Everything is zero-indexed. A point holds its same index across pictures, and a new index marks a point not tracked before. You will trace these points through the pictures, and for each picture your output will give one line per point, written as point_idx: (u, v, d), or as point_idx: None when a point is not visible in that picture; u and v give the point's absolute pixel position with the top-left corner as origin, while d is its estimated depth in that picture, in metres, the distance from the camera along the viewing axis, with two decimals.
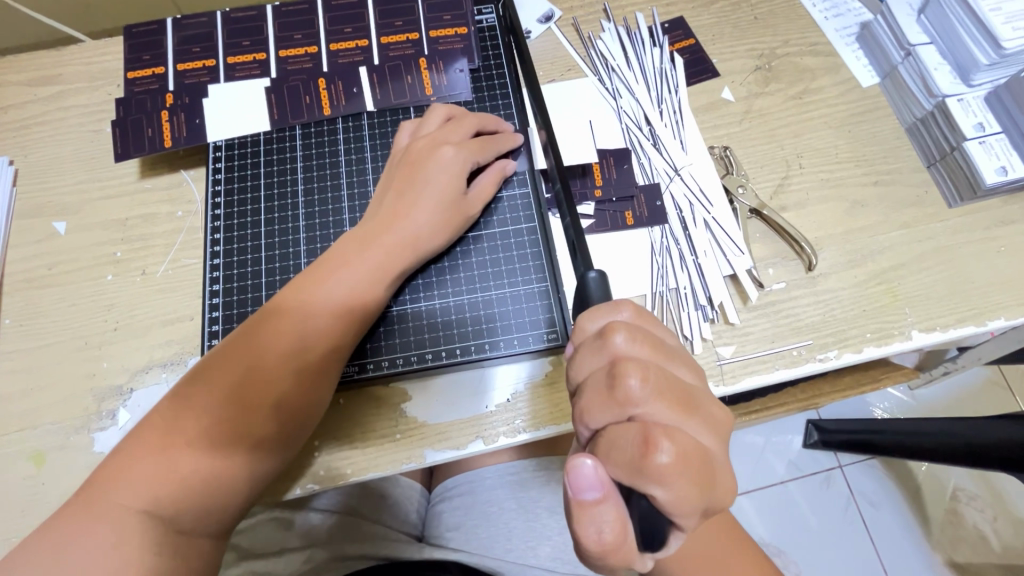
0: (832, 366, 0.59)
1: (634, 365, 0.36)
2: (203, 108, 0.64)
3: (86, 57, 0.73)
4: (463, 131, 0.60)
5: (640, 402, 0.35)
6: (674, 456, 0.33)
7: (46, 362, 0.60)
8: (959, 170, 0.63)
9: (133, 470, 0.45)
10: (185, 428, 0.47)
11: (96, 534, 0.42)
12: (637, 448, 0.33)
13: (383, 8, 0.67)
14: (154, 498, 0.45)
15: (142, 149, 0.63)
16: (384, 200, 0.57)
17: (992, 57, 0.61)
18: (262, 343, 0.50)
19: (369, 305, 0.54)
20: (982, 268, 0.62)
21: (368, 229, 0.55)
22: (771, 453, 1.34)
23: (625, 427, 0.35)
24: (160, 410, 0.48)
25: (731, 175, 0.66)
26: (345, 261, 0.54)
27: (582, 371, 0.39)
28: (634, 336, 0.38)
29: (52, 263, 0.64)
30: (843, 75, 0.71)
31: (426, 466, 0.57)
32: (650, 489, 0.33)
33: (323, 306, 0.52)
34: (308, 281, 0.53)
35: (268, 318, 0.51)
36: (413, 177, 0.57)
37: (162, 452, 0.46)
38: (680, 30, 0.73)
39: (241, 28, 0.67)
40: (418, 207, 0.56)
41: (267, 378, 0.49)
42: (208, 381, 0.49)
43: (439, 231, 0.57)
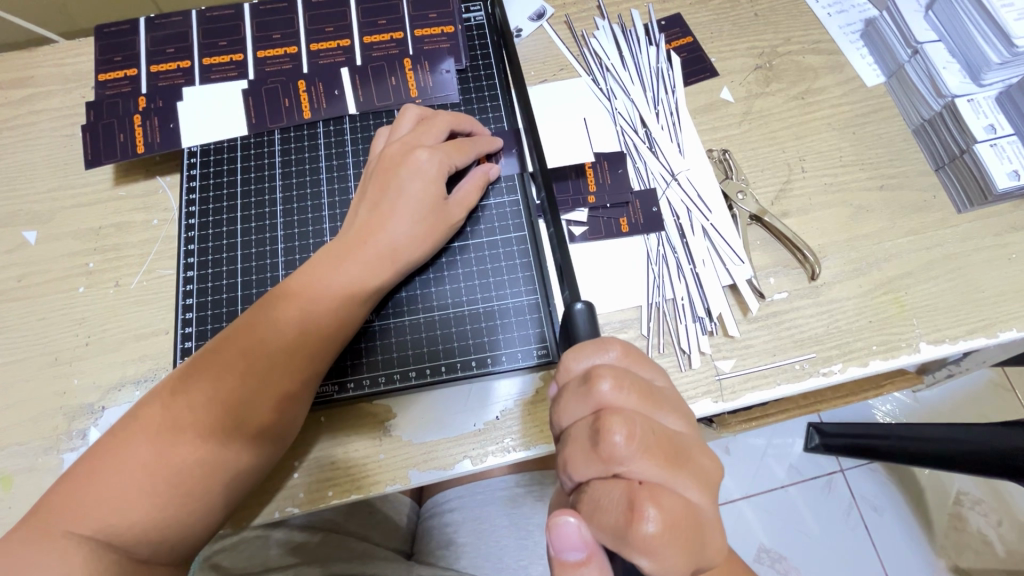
0: (836, 380, 0.56)
1: (619, 420, 0.34)
2: (177, 112, 0.61)
3: (59, 58, 0.70)
4: (437, 133, 0.57)
5: (625, 460, 0.33)
6: (660, 522, 0.31)
7: (14, 379, 0.58)
8: (969, 174, 0.60)
9: (90, 492, 0.43)
10: (148, 449, 0.44)
11: (42, 563, 0.40)
12: (621, 512, 0.32)
13: (366, 7, 0.65)
14: (112, 522, 0.42)
15: (113, 155, 0.60)
16: (360, 210, 0.54)
17: (1003, 55, 0.58)
18: (232, 362, 0.48)
19: (343, 319, 0.51)
20: (992, 277, 0.59)
21: (345, 240, 0.53)
22: (772, 457, 1.32)
23: (608, 487, 0.33)
24: (123, 428, 0.46)
25: (730, 180, 0.63)
26: (319, 277, 0.51)
27: (566, 419, 0.37)
28: (620, 383, 0.36)
29: (22, 275, 0.61)
30: (847, 74, 0.68)
31: (412, 487, 0.54)
32: (636, 558, 0.31)
33: (299, 323, 0.50)
34: (282, 296, 0.51)
35: (236, 336, 0.49)
36: (387, 188, 0.54)
37: (121, 473, 0.43)
38: (677, 28, 0.70)
39: (217, 27, 0.64)
40: (394, 218, 0.53)
41: (234, 399, 0.47)
42: (174, 400, 0.46)
43: (419, 240, 0.54)
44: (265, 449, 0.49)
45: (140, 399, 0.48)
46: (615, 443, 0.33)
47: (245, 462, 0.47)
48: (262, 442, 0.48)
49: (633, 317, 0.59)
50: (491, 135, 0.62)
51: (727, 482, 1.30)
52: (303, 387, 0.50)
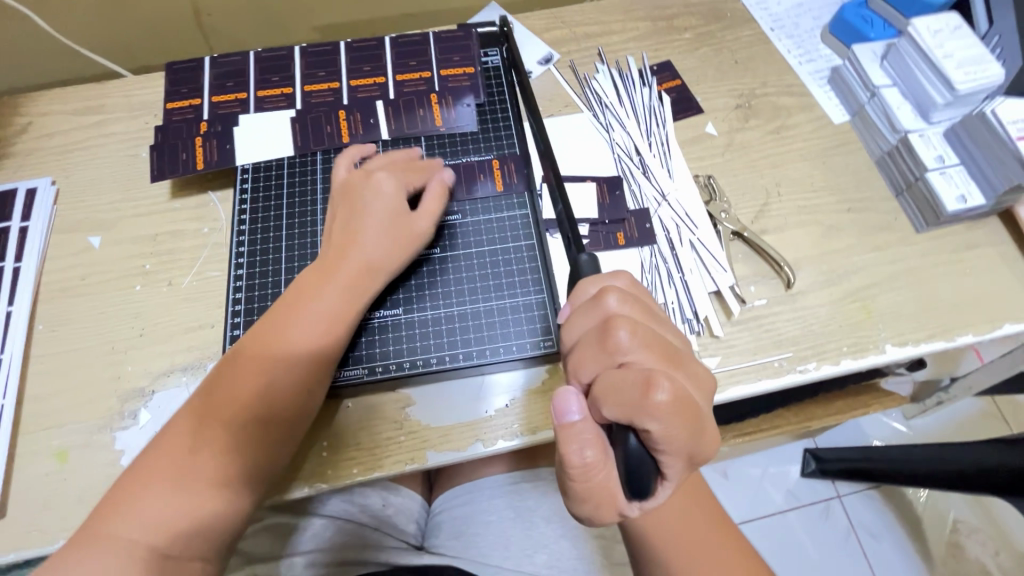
0: (811, 377, 0.63)
1: (626, 320, 0.39)
2: (233, 136, 0.71)
3: (127, 91, 0.81)
4: (393, 162, 0.65)
5: (629, 351, 0.38)
6: (670, 398, 0.35)
7: (74, 365, 0.64)
8: (924, 199, 0.69)
9: (125, 505, 0.49)
10: (170, 465, 0.51)
11: (92, 565, 0.46)
12: (637, 387, 0.35)
13: (399, 50, 0.75)
14: (148, 526, 0.48)
15: (176, 171, 0.69)
16: (336, 236, 0.61)
17: (947, 97, 0.68)
18: (230, 381, 0.54)
19: (327, 327, 0.57)
20: (949, 289, 0.67)
21: (328, 263, 0.60)
22: (768, 483, 1.35)
23: (618, 371, 0.37)
24: (148, 453, 0.52)
25: (714, 202, 0.71)
26: (303, 295, 0.58)
27: (576, 330, 0.41)
28: (627, 298, 0.41)
29: (85, 275, 0.69)
30: (817, 113, 0.78)
31: (428, 468, 0.60)
32: (646, 425, 0.35)
33: (282, 335, 0.56)
34: (269, 316, 0.58)
35: (229, 358, 0.56)
36: (353, 215, 0.61)
37: (151, 489, 0.50)
38: (667, 72, 0.81)
39: (271, 65, 0.74)
40: (366, 237, 0.60)
41: (237, 406, 0.53)
42: (188, 420, 0.53)
43: (391, 252, 0.61)
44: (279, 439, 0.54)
45: (160, 429, 0.54)
46: (621, 337, 0.38)
47: (259, 461, 0.53)
48: (274, 437, 0.54)
49: None
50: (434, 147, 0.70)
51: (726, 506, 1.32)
52: (297, 384, 0.55)
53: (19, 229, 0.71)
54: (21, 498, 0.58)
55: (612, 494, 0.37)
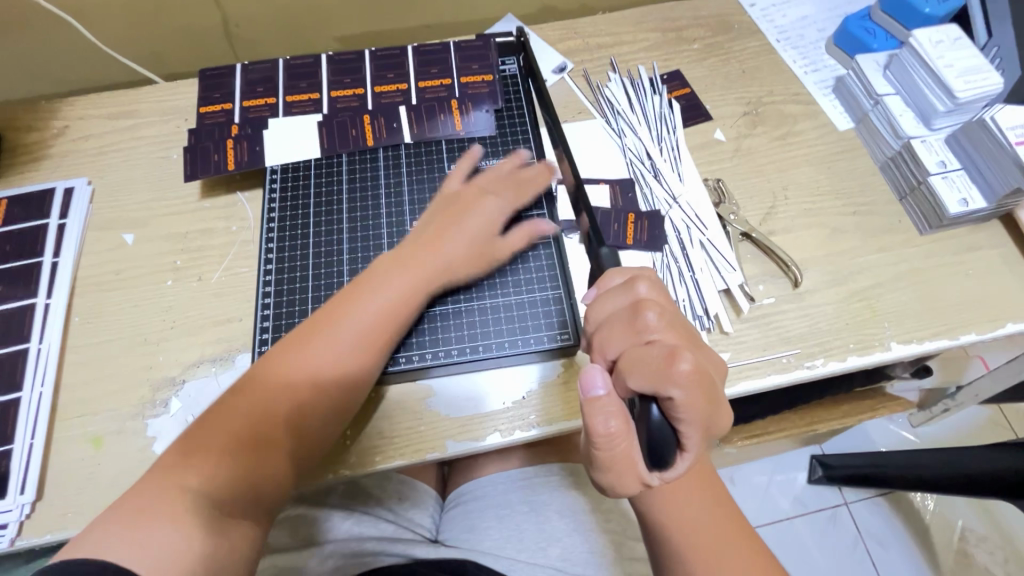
0: (819, 373, 0.65)
1: (651, 304, 0.42)
2: (263, 138, 0.74)
3: (159, 96, 0.84)
4: (490, 179, 0.70)
5: (655, 330, 0.41)
6: (693, 370, 0.38)
7: (108, 356, 0.67)
8: (927, 202, 0.71)
9: (196, 459, 0.49)
10: (236, 430, 0.51)
11: (150, 515, 0.44)
12: (660, 359, 0.38)
13: (421, 59, 0.79)
14: (212, 481, 0.48)
15: (208, 171, 0.72)
16: (424, 231, 0.65)
17: (948, 105, 0.71)
18: (305, 356, 0.56)
19: (401, 320, 0.61)
20: (952, 289, 0.69)
21: (410, 252, 0.63)
22: (775, 490, 1.36)
23: (642, 347, 0.40)
24: (211, 417, 0.52)
25: (723, 204, 0.74)
26: (379, 279, 0.61)
27: (602, 313, 0.44)
28: (656, 286, 0.44)
29: (119, 270, 0.72)
30: (822, 120, 0.81)
31: (447, 457, 0.62)
32: (669, 393, 0.37)
33: (369, 320, 0.59)
34: (352, 294, 0.60)
35: (316, 330, 0.58)
36: (456, 220, 0.66)
37: (218, 448, 0.50)
38: (677, 80, 0.84)
39: (299, 72, 0.77)
40: (452, 240, 0.64)
41: (315, 383, 0.56)
42: (258, 389, 0.54)
43: (471, 261, 0.65)
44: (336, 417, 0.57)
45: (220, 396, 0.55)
46: (648, 318, 0.41)
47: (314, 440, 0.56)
48: (332, 414, 0.57)
49: None
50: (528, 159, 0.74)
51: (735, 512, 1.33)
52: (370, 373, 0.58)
53: (57, 226, 0.73)
54: (58, 481, 0.60)
55: (630, 461, 0.40)
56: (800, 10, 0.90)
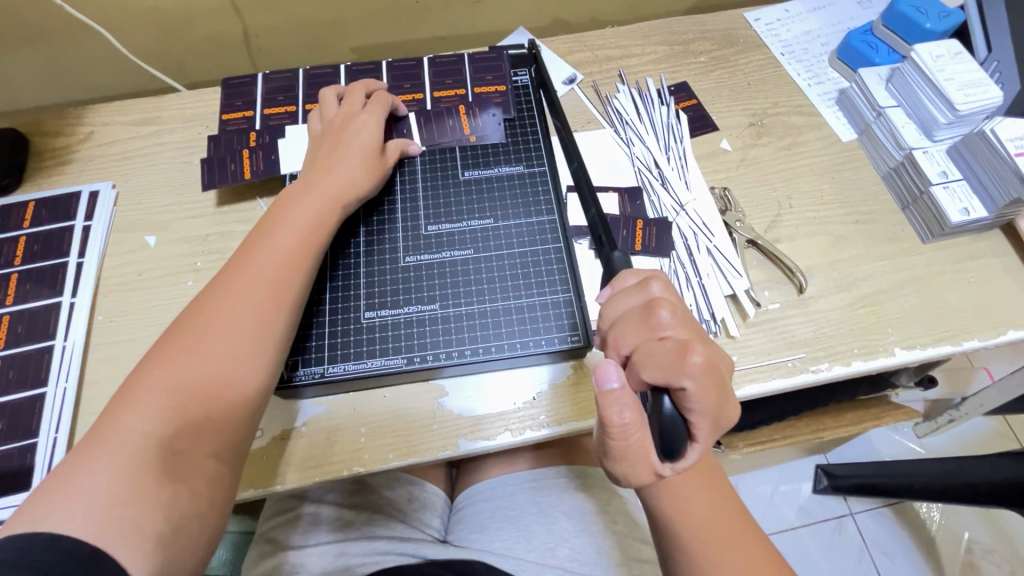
0: (824, 377, 0.66)
1: (666, 302, 0.43)
2: (277, 148, 0.76)
3: (182, 103, 0.87)
4: (356, 100, 0.72)
5: (670, 326, 0.41)
6: (705, 362, 0.39)
7: (130, 353, 0.69)
8: (929, 212, 0.73)
9: (123, 408, 0.49)
10: (156, 370, 0.51)
11: (96, 470, 0.45)
12: (674, 353, 0.39)
13: (436, 69, 0.81)
14: (146, 425, 0.48)
15: (225, 180, 0.75)
16: (316, 163, 0.68)
17: (949, 117, 0.72)
18: (212, 290, 0.57)
19: (313, 240, 0.62)
20: (955, 297, 0.70)
21: (306, 184, 0.65)
22: (781, 499, 1.36)
23: (655, 342, 0.41)
24: (137, 368, 0.52)
25: (729, 211, 0.76)
26: (283, 213, 0.63)
27: (616, 308, 0.45)
28: (668, 283, 0.45)
29: (141, 271, 0.74)
30: (826, 131, 0.83)
31: (459, 456, 0.63)
32: (683, 384, 0.38)
33: (273, 246, 0.60)
34: (259, 234, 0.61)
35: (228, 271, 0.58)
36: (338, 144, 0.68)
37: (143, 392, 0.50)
38: (684, 92, 0.86)
39: (319, 81, 0.80)
40: (342, 164, 0.67)
41: (236, 308, 0.55)
42: (175, 334, 0.54)
43: (365, 174, 0.68)
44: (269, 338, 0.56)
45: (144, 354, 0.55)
46: (662, 314, 0.42)
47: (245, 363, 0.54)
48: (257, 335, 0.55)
49: None
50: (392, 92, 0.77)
51: None
52: (293, 288, 0.59)
53: (82, 227, 0.76)
54: None
55: (645, 453, 0.41)
56: (804, 25, 0.93)
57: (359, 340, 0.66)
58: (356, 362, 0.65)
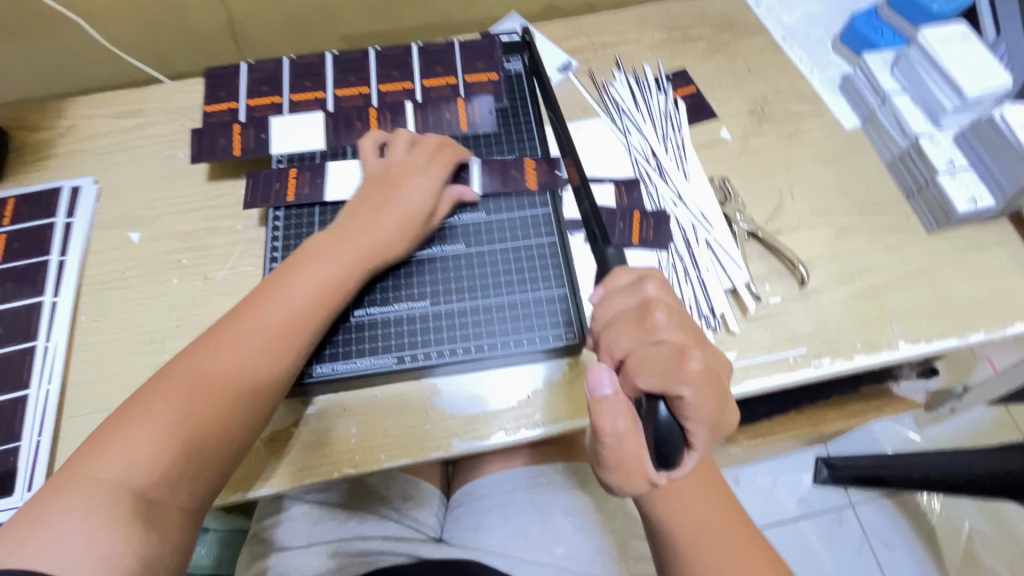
0: (825, 372, 0.64)
1: (661, 304, 0.42)
2: (269, 125, 0.74)
3: (165, 95, 0.85)
4: (427, 154, 0.68)
5: (665, 329, 0.40)
6: (702, 369, 0.38)
7: (114, 354, 0.67)
8: (935, 202, 0.71)
9: (113, 439, 0.50)
10: (149, 411, 0.51)
11: (68, 511, 0.45)
12: (670, 358, 0.38)
13: (426, 57, 0.79)
14: (127, 470, 0.48)
15: (213, 155, 0.73)
16: (357, 214, 0.64)
17: (956, 103, 0.70)
18: (222, 333, 0.56)
19: (334, 301, 0.60)
20: (961, 289, 0.68)
21: (343, 230, 0.63)
22: (781, 490, 1.35)
23: (652, 346, 0.40)
24: (135, 399, 0.53)
25: (729, 202, 0.74)
26: (307, 258, 0.61)
27: (609, 310, 0.44)
28: (663, 285, 0.44)
29: (125, 268, 0.72)
30: (828, 119, 0.80)
31: (452, 456, 0.62)
32: (679, 391, 0.37)
33: (289, 302, 0.58)
34: (281, 280, 0.60)
35: (243, 313, 0.58)
36: (383, 199, 0.64)
37: (134, 433, 0.50)
38: (682, 79, 0.84)
39: (305, 70, 0.77)
40: (380, 221, 0.63)
41: (235, 361, 0.55)
42: (177, 371, 0.54)
43: (404, 241, 0.64)
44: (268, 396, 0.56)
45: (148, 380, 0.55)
46: (658, 317, 0.41)
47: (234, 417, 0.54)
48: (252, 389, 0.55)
49: None
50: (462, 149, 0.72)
51: None
52: (294, 349, 0.57)
53: (63, 224, 0.74)
54: None
55: (640, 462, 0.39)
56: (807, 9, 0.90)
57: (348, 337, 0.65)
58: (345, 361, 0.63)
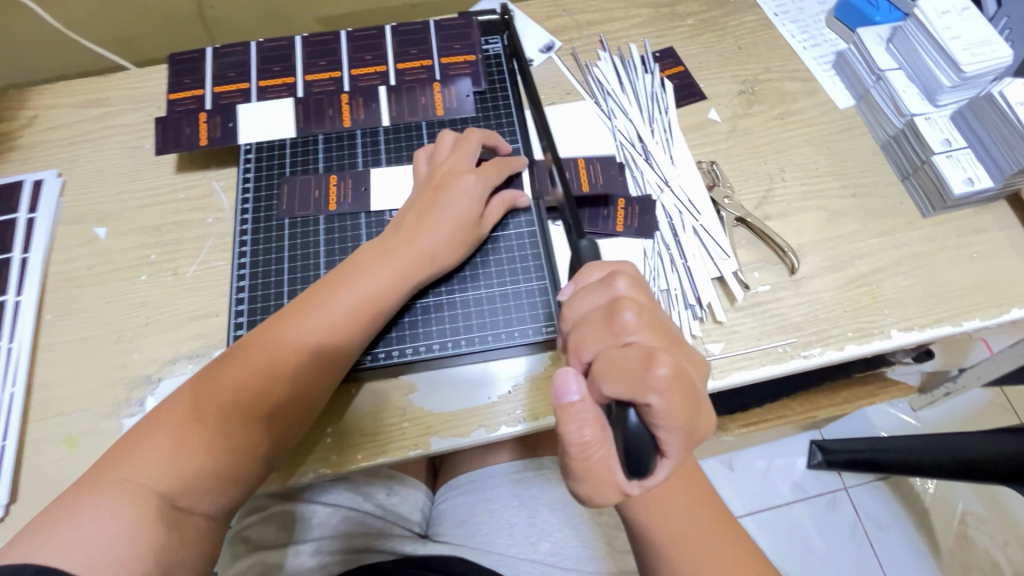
0: (815, 362, 0.62)
1: (630, 302, 0.40)
2: (237, 114, 0.71)
3: (130, 83, 0.81)
4: (474, 156, 0.65)
5: (634, 330, 0.38)
6: (673, 373, 0.35)
7: (81, 354, 0.65)
8: (930, 183, 0.68)
9: (149, 440, 0.51)
10: (188, 415, 0.52)
11: (99, 508, 0.47)
12: (638, 363, 0.36)
13: (401, 39, 0.75)
14: (165, 472, 0.49)
15: (179, 146, 0.70)
16: (405, 219, 0.62)
17: (954, 80, 0.67)
18: (265, 341, 0.56)
19: (374, 311, 0.59)
20: (956, 274, 0.66)
21: (391, 238, 0.61)
22: (775, 475, 1.35)
23: (618, 350, 0.37)
24: (174, 399, 0.54)
25: (717, 187, 0.71)
26: (353, 267, 0.59)
27: (579, 310, 0.42)
28: (634, 282, 0.42)
29: (92, 265, 0.70)
30: (821, 98, 0.77)
31: (432, 454, 0.60)
32: (648, 398, 0.35)
33: (330, 314, 0.57)
34: (324, 286, 0.59)
35: (283, 318, 0.57)
36: (430, 205, 0.61)
37: (174, 438, 0.51)
38: (670, 58, 0.80)
39: (273, 55, 0.74)
40: (429, 230, 0.60)
41: (270, 364, 0.55)
42: (218, 375, 0.55)
43: (452, 249, 0.61)
44: (303, 406, 0.56)
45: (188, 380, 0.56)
46: (626, 318, 0.39)
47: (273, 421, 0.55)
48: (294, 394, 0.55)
49: None
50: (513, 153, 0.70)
51: (733, 497, 1.32)
52: (333, 359, 0.57)
53: (26, 220, 0.71)
54: (32, 484, 0.59)
55: (608, 471, 0.37)
56: None
57: None
58: None
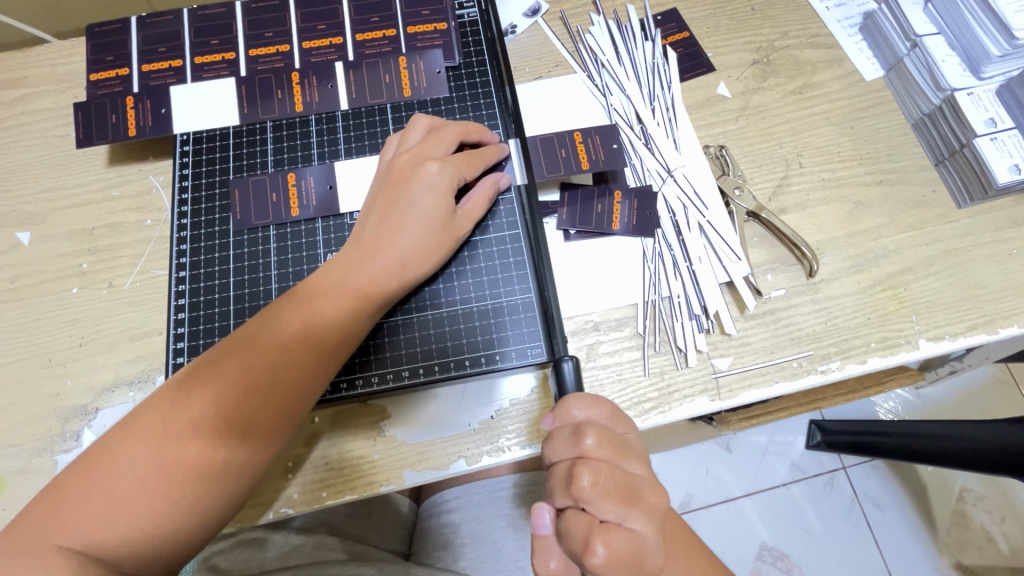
0: (833, 378, 0.55)
1: (590, 468, 0.38)
2: (169, 97, 0.63)
3: (50, 59, 0.70)
4: (445, 146, 0.56)
5: (588, 501, 0.37)
6: (609, 558, 0.36)
7: (7, 381, 0.57)
8: (969, 168, 0.59)
9: (82, 496, 0.42)
10: (124, 464, 0.43)
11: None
12: (580, 544, 0.37)
13: (359, 4, 0.65)
14: (101, 536, 0.41)
15: (105, 136, 0.61)
16: (368, 224, 0.53)
17: (1004, 49, 0.58)
18: (211, 370, 0.46)
19: (348, 326, 0.50)
20: (993, 274, 0.59)
21: (357, 248, 0.52)
22: (773, 455, 1.13)
23: (573, 520, 0.38)
24: (108, 441, 0.44)
25: (727, 176, 0.63)
26: (313, 286, 0.51)
27: (551, 454, 0.41)
28: (603, 437, 0.40)
29: (15, 276, 0.61)
30: (845, 68, 0.67)
31: (406, 488, 0.54)
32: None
33: (283, 338, 0.48)
34: (286, 305, 0.50)
35: (238, 341, 0.48)
36: (395, 204, 0.53)
37: (108, 492, 0.42)
38: (673, 22, 0.70)
39: (211, 26, 0.65)
40: (399, 238, 0.52)
41: (216, 403, 0.45)
42: (159, 412, 0.45)
43: (426, 257, 0.53)
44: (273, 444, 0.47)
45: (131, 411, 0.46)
46: (583, 486, 0.37)
47: (227, 472, 0.45)
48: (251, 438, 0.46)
49: (628, 315, 0.58)
50: (500, 141, 0.61)
51: (727, 479, 1.12)
52: (298, 393, 0.48)
53: None
54: None
55: None
56: None
57: None
58: None
